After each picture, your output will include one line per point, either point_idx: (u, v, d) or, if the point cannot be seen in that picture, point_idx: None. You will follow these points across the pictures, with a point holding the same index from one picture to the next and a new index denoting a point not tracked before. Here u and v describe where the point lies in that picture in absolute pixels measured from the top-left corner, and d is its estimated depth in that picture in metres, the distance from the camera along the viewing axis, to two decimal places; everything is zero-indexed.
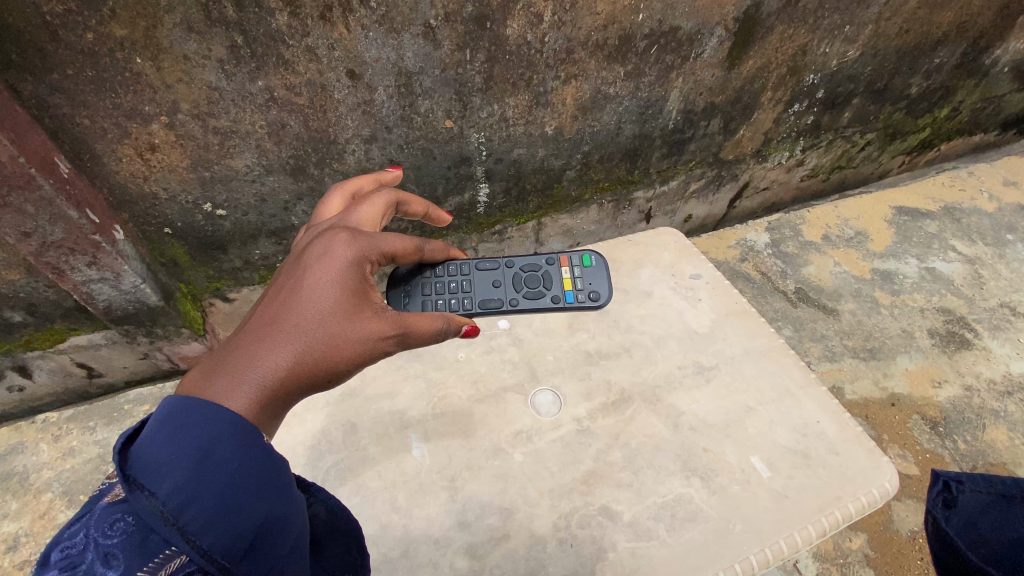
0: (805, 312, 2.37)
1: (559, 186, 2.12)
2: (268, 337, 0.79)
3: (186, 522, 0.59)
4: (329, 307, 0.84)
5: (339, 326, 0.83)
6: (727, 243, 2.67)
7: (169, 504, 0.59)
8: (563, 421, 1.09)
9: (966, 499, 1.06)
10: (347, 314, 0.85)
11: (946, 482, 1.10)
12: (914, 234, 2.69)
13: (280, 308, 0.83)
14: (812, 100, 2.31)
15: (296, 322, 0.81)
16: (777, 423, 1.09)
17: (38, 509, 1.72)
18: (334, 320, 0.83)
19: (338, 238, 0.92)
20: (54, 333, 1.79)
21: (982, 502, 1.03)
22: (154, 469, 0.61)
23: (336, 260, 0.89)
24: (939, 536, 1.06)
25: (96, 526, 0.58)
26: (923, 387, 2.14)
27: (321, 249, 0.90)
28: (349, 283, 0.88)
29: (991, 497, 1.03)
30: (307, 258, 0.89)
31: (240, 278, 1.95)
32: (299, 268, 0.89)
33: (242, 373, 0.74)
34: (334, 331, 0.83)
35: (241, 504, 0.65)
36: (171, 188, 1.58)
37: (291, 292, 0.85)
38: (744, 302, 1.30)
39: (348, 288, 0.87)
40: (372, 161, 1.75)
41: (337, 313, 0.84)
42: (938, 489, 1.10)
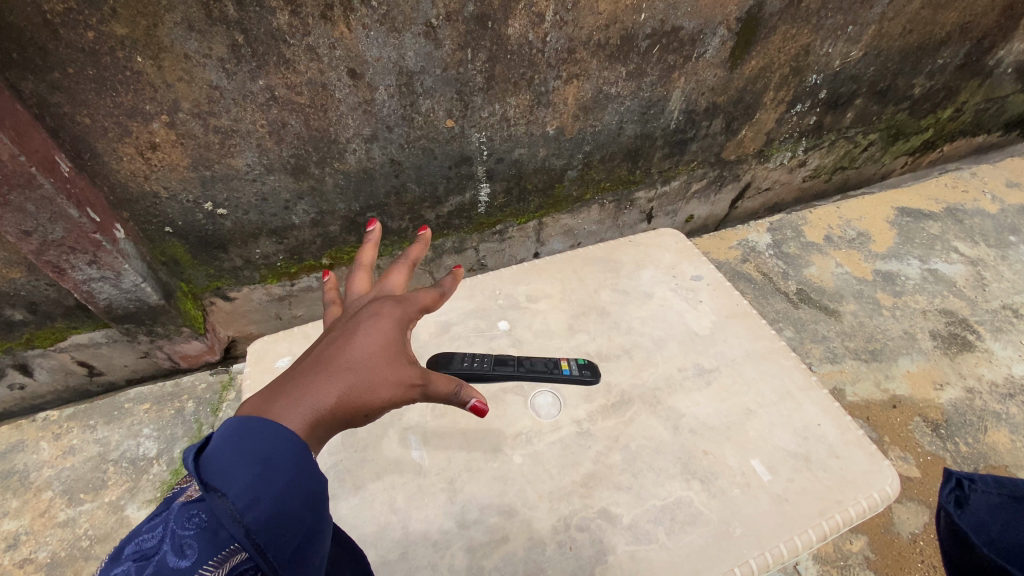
0: (807, 314, 2.36)
1: (560, 186, 2.12)
2: (316, 374, 0.76)
3: (250, 522, 0.59)
4: (376, 352, 0.81)
5: (382, 371, 0.80)
6: (728, 244, 2.66)
7: (237, 504, 0.60)
8: (563, 423, 1.09)
9: (977, 499, 1.02)
10: (390, 362, 0.81)
11: (958, 481, 1.06)
12: (916, 235, 2.68)
13: (329, 350, 0.81)
14: (814, 100, 2.31)
15: (343, 362, 0.78)
16: (777, 426, 1.08)
17: (38, 508, 1.71)
18: (377, 366, 0.80)
19: (385, 300, 0.90)
20: (54, 331, 1.79)
21: (994, 503, 0.99)
22: (224, 472, 0.61)
23: (382, 318, 0.86)
24: (951, 532, 1.03)
25: (176, 519, 0.60)
26: (925, 389, 2.13)
27: (369, 309, 0.88)
28: (395, 334, 0.85)
29: (1002, 498, 0.99)
30: (355, 315, 0.87)
31: (241, 278, 1.95)
32: (350, 318, 0.88)
33: (292, 401, 0.72)
34: (376, 377, 0.79)
35: (299, 512, 0.64)
36: (171, 187, 1.58)
37: (341, 336, 0.83)
38: (744, 304, 1.30)
39: (396, 336, 0.84)
40: (373, 161, 1.75)
41: (381, 359, 0.81)
42: (949, 487, 1.06)
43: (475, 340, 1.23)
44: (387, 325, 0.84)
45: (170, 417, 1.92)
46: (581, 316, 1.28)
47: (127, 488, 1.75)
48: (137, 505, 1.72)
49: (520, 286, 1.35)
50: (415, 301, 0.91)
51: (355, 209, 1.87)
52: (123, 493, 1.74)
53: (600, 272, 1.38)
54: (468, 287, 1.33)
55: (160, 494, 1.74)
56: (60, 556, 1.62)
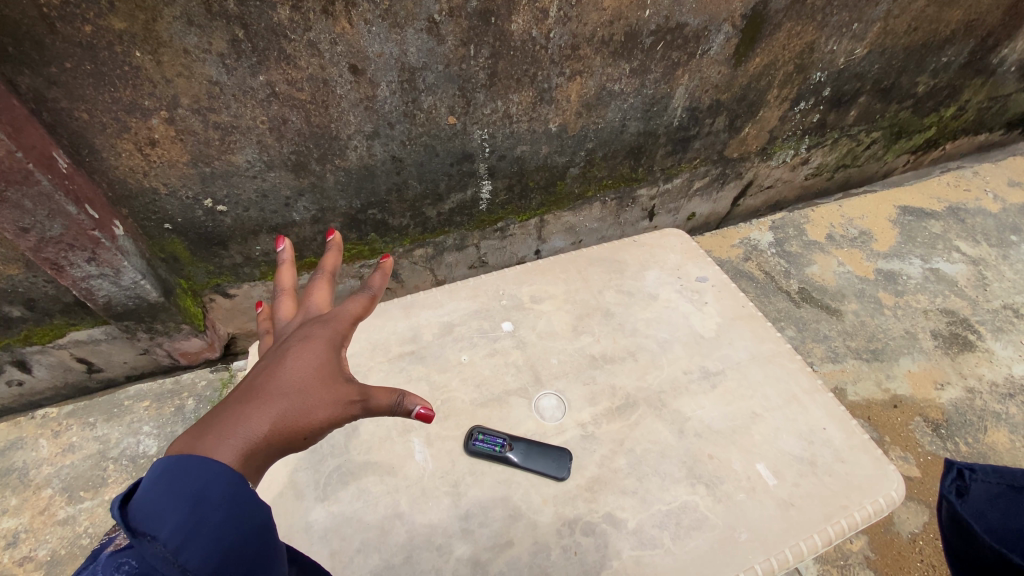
0: (809, 313, 2.36)
1: (562, 182, 2.10)
2: (248, 405, 0.76)
3: (186, 560, 0.57)
4: (308, 375, 0.81)
5: (317, 393, 0.80)
6: (731, 242, 2.65)
7: (170, 544, 0.57)
8: (567, 426, 1.08)
9: (978, 488, 0.95)
10: (323, 384, 0.81)
11: (959, 471, 0.99)
12: (918, 234, 2.68)
13: (262, 380, 0.81)
14: (818, 98, 2.29)
15: (275, 390, 0.78)
16: (783, 430, 1.08)
17: (38, 505, 1.70)
18: (312, 389, 0.80)
19: (316, 323, 0.90)
20: (53, 328, 1.78)
21: (995, 493, 0.93)
22: (153, 514, 0.58)
23: (313, 339, 0.86)
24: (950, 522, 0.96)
25: (102, 570, 0.55)
26: (926, 389, 2.12)
27: (302, 333, 0.88)
28: (327, 354, 0.84)
29: (1003, 487, 0.93)
30: (289, 341, 0.87)
31: (241, 274, 1.94)
32: (282, 345, 0.88)
33: (223, 433, 0.72)
34: (311, 400, 0.79)
35: (237, 544, 0.62)
36: (171, 183, 1.57)
37: (272, 366, 0.82)
38: (750, 306, 1.29)
39: (330, 357, 0.84)
40: (374, 158, 1.73)
41: (315, 381, 0.81)
42: (950, 478, 0.99)
43: (479, 341, 1.22)
44: (318, 346, 0.84)
45: (170, 415, 1.92)
46: (586, 317, 1.27)
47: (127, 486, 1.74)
48: None
49: (524, 286, 1.34)
50: (344, 316, 0.89)
51: (356, 206, 1.85)
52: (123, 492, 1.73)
53: (605, 273, 1.37)
54: (472, 288, 1.33)
55: None
56: (61, 553, 1.61)
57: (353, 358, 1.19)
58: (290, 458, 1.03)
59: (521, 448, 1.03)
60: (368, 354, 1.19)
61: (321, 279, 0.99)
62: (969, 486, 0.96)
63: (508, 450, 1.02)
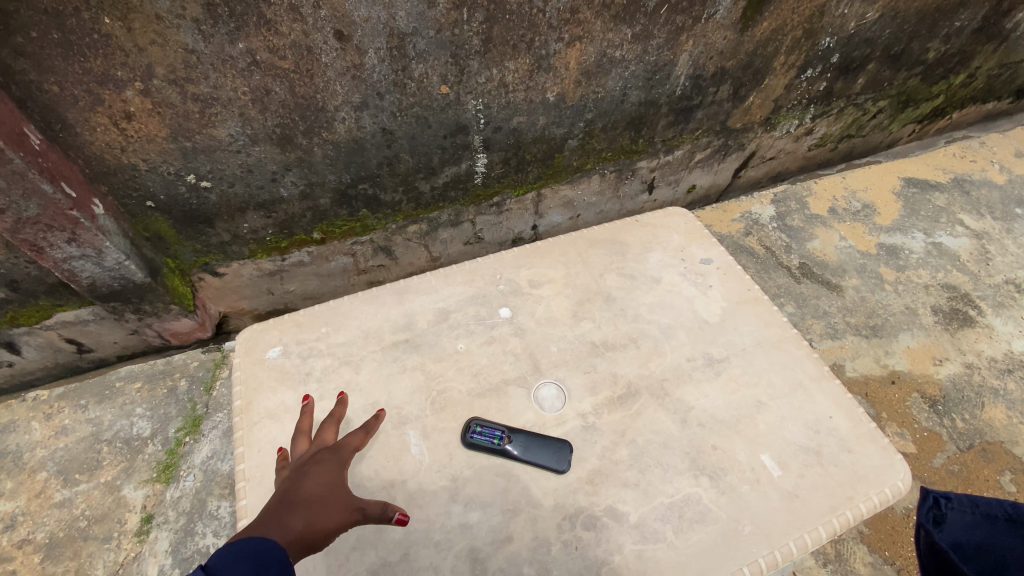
0: (809, 289, 2.33)
1: (560, 155, 2.02)
2: (271, 518, 0.80)
3: None
4: (324, 488, 0.86)
5: (332, 501, 0.85)
6: (731, 216, 2.59)
7: None
8: (567, 418, 1.05)
9: (955, 516, 1.01)
10: (338, 495, 0.86)
11: (935, 499, 1.03)
12: (922, 207, 2.63)
13: (279, 496, 0.84)
14: (826, 65, 2.20)
15: (295, 501, 0.83)
16: (789, 419, 1.06)
17: (33, 489, 1.68)
18: (327, 501, 0.84)
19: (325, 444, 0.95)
20: (39, 309, 1.73)
21: (971, 524, 0.99)
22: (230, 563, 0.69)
23: (325, 459, 0.91)
24: (930, 548, 1.00)
25: None
26: (924, 365, 2.12)
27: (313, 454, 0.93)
28: (339, 472, 0.90)
29: (978, 517, 0.99)
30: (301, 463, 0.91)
31: (230, 253, 1.87)
32: (294, 466, 0.91)
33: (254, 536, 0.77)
34: (328, 508, 0.83)
35: None
36: (151, 159, 1.49)
37: (287, 484, 0.86)
38: (755, 290, 1.26)
39: (340, 474, 0.89)
40: (364, 130, 1.65)
41: (330, 494, 0.85)
42: (927, 506, 1.03)
43: (476, 329, 1.18)
44: (331, 464, 0.90)
45: (163, 396, 1.89)
46: (586, 302, 1.23)
47: (123, 469, 1.72)
48: (133, 486, 1.69)
49: (522, 270, 1.30)
50: (352, 442, 0.95)
51: (346, 180, 1.77)
52: (119, 474, 1.71)
53: (606, 255, 1.33)
54: (468, 272, 1.28)
55: (157, 475, 1.72)
56: (58, 536, 1.60)
57: (345, 346, 1.15)
58: (281, 453, 1.00)
59: (521, 441, 1.00)
60: (361, 343, 1.16)
61: (332, 415, 0.99)
62: (946, 515, 1.01)
63: (507, 444, 1.00)
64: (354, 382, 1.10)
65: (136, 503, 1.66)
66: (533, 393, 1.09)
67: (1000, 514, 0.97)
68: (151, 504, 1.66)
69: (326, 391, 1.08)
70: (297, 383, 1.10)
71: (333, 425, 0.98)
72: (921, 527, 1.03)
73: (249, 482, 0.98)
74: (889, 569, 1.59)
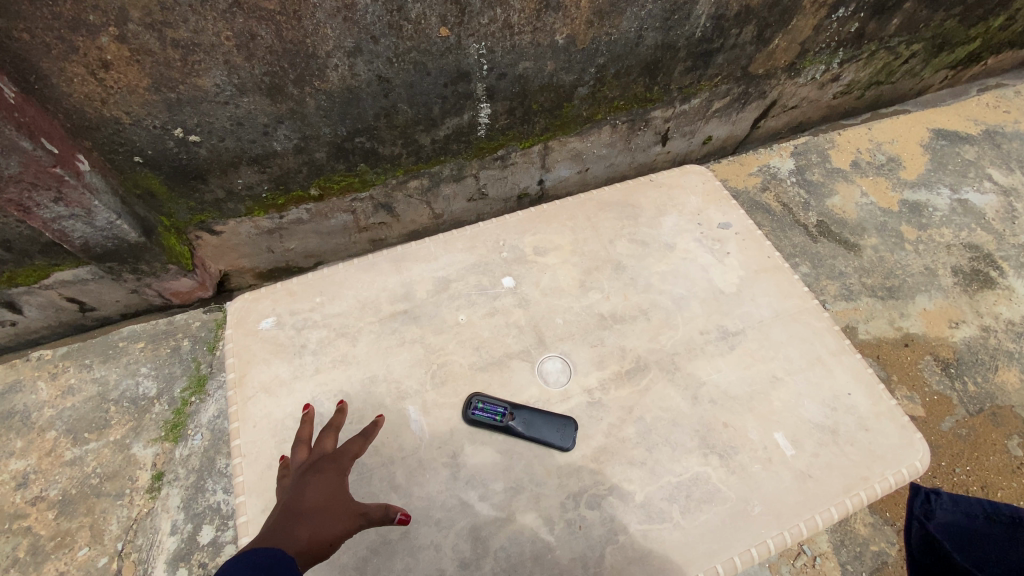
0: (825, 248, 2.24)
1: (569, 105, 1.89)
2: (273, 533, 0.76)
3: None
4: (326, 500, 0.81)
5: (336, 510, 0.80)
6: (749, 170, 2.48)
7: None
8: (573, 393, 1.02)
9: (941, 513, 1.21)
10: (340, 505, 0.81)
11: (925, 495, 1.24)
12: (950, 161, 2.48)
13: (279, 510, 0.80)
14: (860, 4, 2.00)
15: (295, 515, 0.78)
16: (806, 396, 1.03)
17: (43, 447, 1.70)
18: (329, 512, 0.80)
19: (323, 453, 0.89)
20: (36, 270, 1.67)
21: (955, 519, 1.19)
22: None
23: (325, 471, 0.86)
24: (924, 538, 1.20)
25: None
26: (940, 327, 2.05)
27: (311, 466, 0.87)
28: (340, 481, 0.85)
29: (959, 515, 1.20)
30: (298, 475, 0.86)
31: (225, 210, 1.78)
32: (292, 478, 0.86)
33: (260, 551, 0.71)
34: (333, 517, 0.79)
35: None
36: (134, 112, 1.40)
37: (288, 496, 0.82)
38: (776, 258, 1.21)
39: (341, 484, 0.85)
40: (358, 78, 1.53)
41: (332, 504, 0.81)
42: (919, 501, 1.24)
43: (478, 299, 1.14)
44: (331, 474, 0.85)
45: (166, 356, 1.88)
46: (595, 270, 1.19)
47: (131, 428, 1.74)
48: (142, 444, 1.72)
49: (527, 235, 1.24)
50: (352, 449, 0.89)
51: (342, 133, 1.66)
52: (127, 432, 1.73)
53: (617, 220, 1.27)
54: (469, 237, 1.23)
55: (165, 434, 1.74)
56: (71, 493, 1.63)
57: (341, 317, 1.11)
58: (276, 428, 0.99)
59: (524, 417, 0.98)
60: (358, 314, 1.12)
61: (330, 424, 0.92)
62: (934, 510, 1.21)
63: (510, 420, 0.97)
64: (351, 355, 1.07)
65: (146, 461, 1.69)
66: (538, 365, 1.06)
67: (980, 513, 1.17)
68: (160, 462, 1.69)
69: (323, 363, 1.06)
70: (291, 357, 1.07)
71: (332, 432, 0.91)
72: (913, 521, 1.23)
73: (246, 459, 0.97)
74: (888, 529, 1.58)
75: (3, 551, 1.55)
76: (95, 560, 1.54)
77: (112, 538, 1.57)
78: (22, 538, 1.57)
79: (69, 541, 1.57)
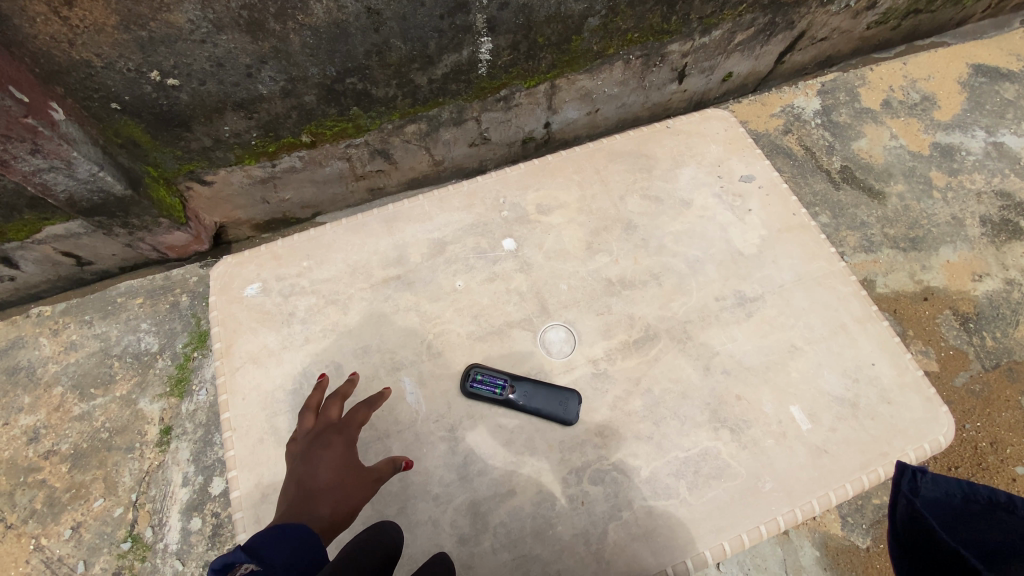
0: (848, 196, 2.11)
1: (578, 38, 1.70)
2: (293, 511, 0.73)
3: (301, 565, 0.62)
4: (340, 471, 0.78)
5: (353, 481, 0.78)
6: (771, 111, 2.31)
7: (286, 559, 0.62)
8: (576, 363, 1.01)
9: None
10: (356, 474, 0.79)
11: None
12: (988, 99, 2.28)
13: (294, 485, 0.77)
14: None
15: (314, 491, 0.75)
16: (825, 366, 1.01)
17: (51, 403, 1.72)
18: (347, 482, 0.78)
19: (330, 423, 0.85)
20: (25, 224, 1.58)
21: None
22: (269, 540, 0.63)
23: (336, 443, 0.82)
24: None
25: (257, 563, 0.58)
26: (962, 280, 1.95)
27: (320, 438, 0.82)
28: (351, 452, 0.82)
29: None
30: (308, 449, 0.81)
31: (214, 159, 1.67)
32: (301, 452, 0.82)
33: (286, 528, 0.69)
34: (351, 487, 0.78)
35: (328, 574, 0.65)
36: (104, 53, 1.27)
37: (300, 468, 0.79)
38: (801, 216, 1.15)
39: (353, 454, 0.82)
40: (345, 11, 1.36)
41: (348, 474, 0.79)
42: None
43: (476, 264, 1.10)
44: (342, 445, 0.82)
45: (166, 311, 1.86)
46: (603, 230, 1.14)
47: (136, 383, 1.75)
48: (149, 399, 1.72)
49: (529, 191, 1.19)
50: (358, 417, 0.86)
51: (331, 73, 1.51)
52: (133, 388, 1.74)
53: (628, 172, 1.20)
54: (467, 195, 1.18)
55: (171, 389, 1.74)
56: (82, 447, 1.66)
57: (330, 283, 1.10)
58: (267, 401, 0.99)
59: (525, 390, 0.96)
60: (347, 280, 1.10)
61: (337, 393, 0.88)
62: None
63: (511, 393, 0.96)
64: (342, 323, 1.05)
65: (153, 416, 1.71)
66: (541, 335, 1.03)
67: None
68: (167, 417, 1.71)
69: (315, 332, 1.05)
70: (279, 325, 1.06)
71: (338, 400, 0.87)
72: (897, 496, 0.89)
73: (236, 432, 0.97)
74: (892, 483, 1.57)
75: (22, 501, 1.60)
76: (111, 510, 1.59)
77: (125, 489, 1.61)
78: (39, 490, 1.61)
79: (85, 493, 1.61)
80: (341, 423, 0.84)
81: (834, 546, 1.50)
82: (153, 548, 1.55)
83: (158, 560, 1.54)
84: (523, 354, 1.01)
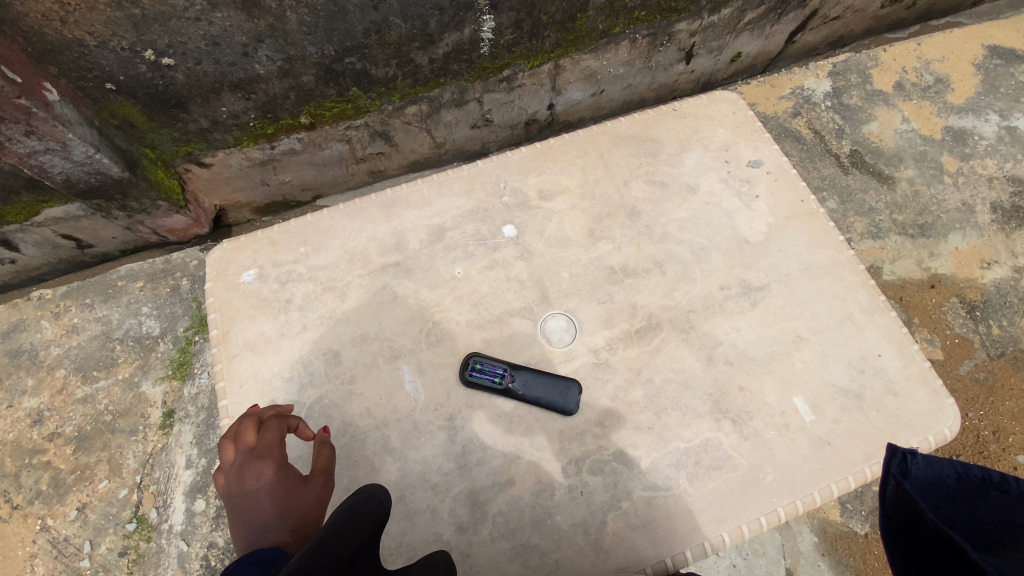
0: (857, 181, 2.07)
1: (584, 16, 1.65)
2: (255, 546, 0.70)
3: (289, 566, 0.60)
4: (282, 490, 0.76)
5: (298, 493, 0.77)
6: (780, 93, 2.26)
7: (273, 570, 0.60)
8: (577, 352, 1.00)
9: None
10: (297, 485, 0.78)
11: None
12: (1004, 82, 2.22)
13: (240, 522, 0.74)
14: None
15: (268, 521, 0.73)
16: (831, 357, 0.99)
17: (55, 385, 1.73)
18: (293, 496, 0.76)
19: (246, 452, 0.79)
20: (23, 207, 1.56)
21: None
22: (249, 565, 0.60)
23: (264, 468, 0.78)
24: None
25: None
26: (970, 268, 1.92)
27: (242, 472, 0.78)
28: (283, 467, 0.79)
29: None
30: (236, 488, 0.76)
31: (212, 141, 1.64)
32: (230, 495, 0.77)
33: None
34: (298, 497, 0.76)
35: None
36: (98, 31, 1.24)
37: (236, 506, 0.75)
38: (809, 202, 1.12)
39: (284, 469, 0.79)
40: None
41: (291, 488, 0.77)
42: None
43: (475, 251, 1.09)
44: (269, 467, 0.78)
45: (166, 295, 1.86)
46: (606, 217, 1.12)
47: (138, 366, 1.75)
48: (151, 382, 1.73)
49: (530, 176, 1.16)
50: (273, 434, 0.82)
51: (330, 53, 1.47)
52: (135, 371, 1.75)
53: (633, 156, 1.18)
54: (466, 180, 1.16)
55: (172, 372, 1.75)
56: (86, 429, 1.68)
57: (328, 270, 1.08)
58: (266, 388, 0.99)
59: (524, 379, 0.95)
60: (345, 266, 1.09)
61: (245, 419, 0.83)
62: None
63: (510, 382, 0.95)
64: (340, 311, 1.04)
65: (156, 399, 1.71)
66: (542, 323, 1.02)
67: None
68: (170, 401, 1.71)
69: (313, 320, 1.04)
70: (276, 312, 1.05)
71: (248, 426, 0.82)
72: (886, 478, 0.87)
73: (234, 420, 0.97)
74: None
75: (28, 483, 1.62)
76: (116, 492, 1.61)
77: (129, 471, 1.63)
78: (44, 471, 1.63)
79: (90, 474, 1.63)
80: (257, 447, 0.80)
81: (832, 532, 1.51)
82: (158, 529, 1.57)
83: (163, 540, 1.56)
84: (522, 344, 1.00)
